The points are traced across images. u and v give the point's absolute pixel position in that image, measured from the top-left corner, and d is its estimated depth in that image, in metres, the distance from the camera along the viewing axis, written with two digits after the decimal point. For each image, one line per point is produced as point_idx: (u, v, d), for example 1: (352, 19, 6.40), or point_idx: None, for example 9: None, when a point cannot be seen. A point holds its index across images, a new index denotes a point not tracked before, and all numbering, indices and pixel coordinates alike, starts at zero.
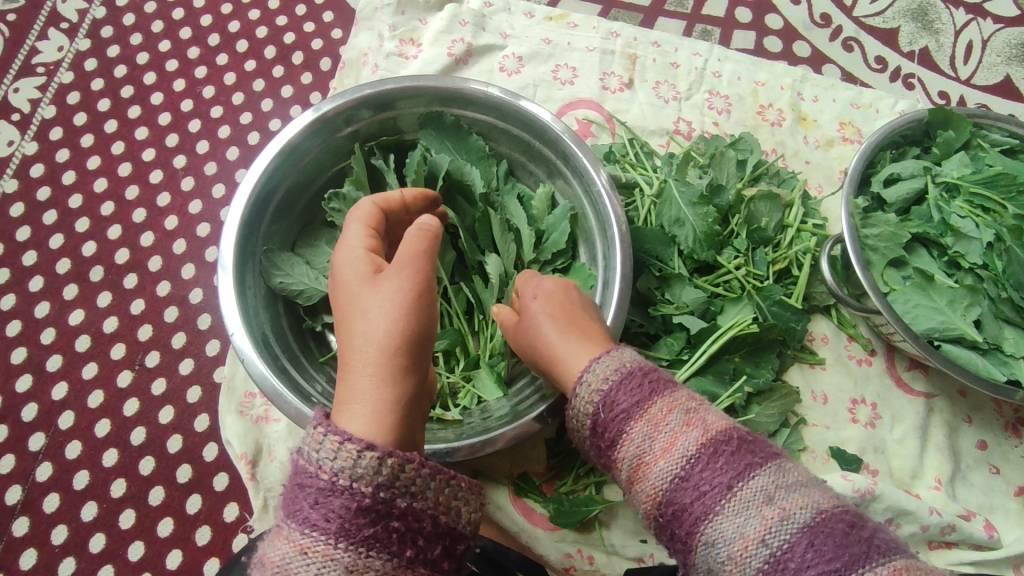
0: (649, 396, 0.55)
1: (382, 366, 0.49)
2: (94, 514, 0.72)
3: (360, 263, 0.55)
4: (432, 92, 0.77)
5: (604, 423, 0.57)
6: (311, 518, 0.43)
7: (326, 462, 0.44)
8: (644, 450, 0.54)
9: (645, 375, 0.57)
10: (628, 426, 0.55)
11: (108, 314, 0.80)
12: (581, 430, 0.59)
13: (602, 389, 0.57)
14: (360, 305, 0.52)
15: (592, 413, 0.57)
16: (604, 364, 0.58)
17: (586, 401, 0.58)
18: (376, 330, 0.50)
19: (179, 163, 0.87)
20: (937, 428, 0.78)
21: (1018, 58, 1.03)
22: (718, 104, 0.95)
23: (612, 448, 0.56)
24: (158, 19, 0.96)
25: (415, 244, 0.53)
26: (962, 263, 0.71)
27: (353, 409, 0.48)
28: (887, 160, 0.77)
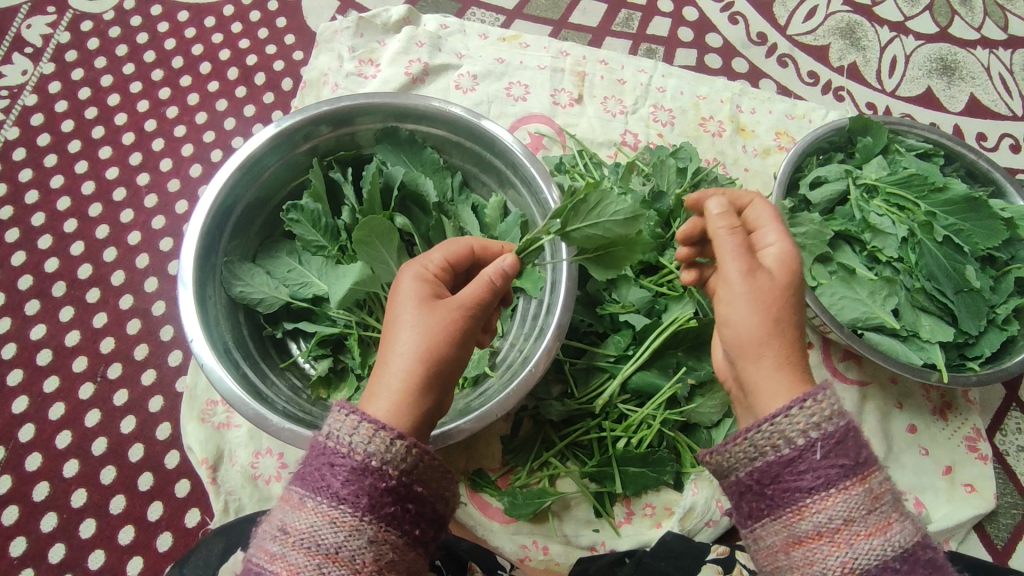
0: (868, 461, 0.51)
1: (412, 377, 0.52)
2: (54, 525, 0.72)
3: (422, 282, 0.57)
4: (387, 108, 0.81)
5: (801, 465, 0.51)
6: (341, 493, 0.48)
7: (360, 445, 0.49)
8: (856, 517, 0.49)
9: (849, 442, 0.51)
10: (840, 485, 0.50)
11: (70, 328, 0.81)
12: (741, 446, 0.53)
13: (811, 430, 0.51)
14: (406, 317, 0.54)
15: (786, 446, 0.51)
16: (819, 403, 0.51)
17: (793, 427, 0.51)
18: (415, 347, 0.53)
19: (142, 180, 0.90)
20: (870, 414, 0.83)
21: (938, 71, 1.11)
22: (662, 117, 1.01)
23: (791, 493, 0.50)
24: (123, 43, 0.99)
25: (480, 288, 0.55)
26: (881, 256, 0.77)
27: (377, 402, 0.52)
28: (813, 164, 0.83)
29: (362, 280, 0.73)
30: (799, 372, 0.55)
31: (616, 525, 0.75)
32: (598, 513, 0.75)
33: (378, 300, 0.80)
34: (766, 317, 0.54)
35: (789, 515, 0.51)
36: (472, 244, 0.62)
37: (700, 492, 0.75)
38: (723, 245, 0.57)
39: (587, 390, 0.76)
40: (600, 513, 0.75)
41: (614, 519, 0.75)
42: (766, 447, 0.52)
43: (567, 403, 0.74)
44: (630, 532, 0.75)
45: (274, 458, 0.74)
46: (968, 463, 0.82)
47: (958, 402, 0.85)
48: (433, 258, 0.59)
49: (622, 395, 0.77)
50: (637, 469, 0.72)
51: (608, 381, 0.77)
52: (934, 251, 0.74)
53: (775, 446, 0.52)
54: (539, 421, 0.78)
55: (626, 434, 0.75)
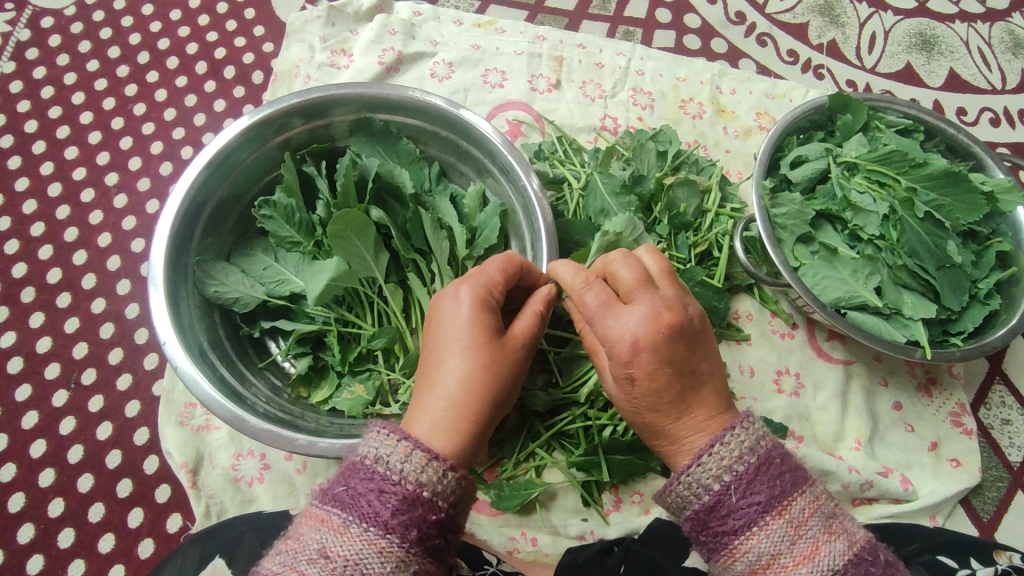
0: (787, 491, 0.53)
1: (466, 407, 0.54)
2: (32, 535, 0.71)
3: (480, 308, 0.58)
4: (360, 99, 0.80)
5: (722, 510, 0.53)
6: (392, 522, 0.48)
7: (412, 473, 0.49)
8: (781, 551, 0.51)
9: (768, 471, 0.53)
10: (762, 522, 0.52)
11: (41, 335, 0.79)
12: (671, 499, 0.56)
13: (723, 474, 0.54)
14: (459, 342, 0.56)
15: (705, 495, 0.54)
16: (726, 445, 0.54)
17: (705, 473, 0.54)
18: (469, 377, 0.55)
19: (111, 180, 0.88)
20: (856, 392, 0.83)
21: (917, 47, 1.10)
22: (642, 101, 1.00)
23: (720, 537, 0.53)
24: (86, 39, 0.96)
25: (531, 322, 0.60)
26: (862, 236, 0.76)
27: (426, 429, 0.53)
28: (793, 144, 0.82)
29: (339, 276, 0.72)
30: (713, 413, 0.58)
31: (605, 513, 0.75)
32: (585, 502, 0.74)
33: (357, 296, 0.79)
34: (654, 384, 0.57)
35: (726, 558, 0.53)
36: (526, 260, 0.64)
37: None
38: (586, 298, 0.57)
39: (571, 379, 0.75)
40: (588, 503, 0.74)
41: (602, 508, 0.75)
42: (689, 497, 0.55)
43: (552, 393, 0.73)
44: (618, 520, 0.74)
45: (255, 460, 0.72)
46: (953, 438, 0.82)
47: (942, 377, 0.85)
48: (493, 276, 0.59)
49: None
50: (623, 457, 0.72)
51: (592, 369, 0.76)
52: (915, 227, 0.74)
53: (695, 495, 0.54)
54: (524, 412, 0.76)
55: (611, 423, 0.74)
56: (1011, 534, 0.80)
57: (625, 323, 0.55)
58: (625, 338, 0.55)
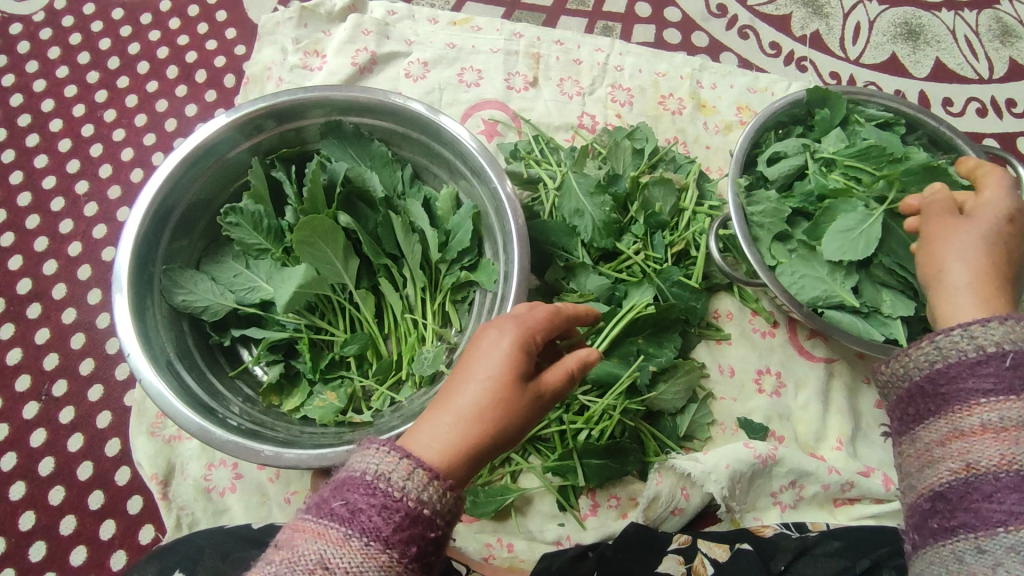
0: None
1: (471, 445, 0.46)
2: (3, 549, 0.71)
3: (524, 348, 0.49)
4: (329, 102, 0.78)
5: (985, 369, 0.49)
6: (393, 539, 0.42)
7: (415, 493, 0.43)
8: (1019, 425, 0.47)
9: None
10: (1011, 395, 0.48)
11: (12, 346, 0.78)
12: (923, 350, 0.52)
13: (1004, 343, 0.49)
14: (485, 377, 0.47)
15: (969, 350, 0.50)
16: (1019, 325, 0.50)
17: (988, 337, 0.50)
18: (483, 414, 0.47)
19: (81, 188, 0.87)
20: (837, 391, 0.82)
21: (902, 36, 1.08)
22: (621, 97, 0.99)
23: (956, 395, 0.50)
24: (55, 45, 0.95)
25: (563, 378, 0.51)
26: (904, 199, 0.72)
27: (428, 447, 0.46)
28: (771, 140, 0.81)
29: (308, 283, 0.71)
30: (1004, 302, 0.57)
31: (581, 518, 0.74)
32: (562, 507, 0.73)
33: (328, 302, 0.78)
34: (999, 245, 0.59)
35: (954, 414, 0.49)
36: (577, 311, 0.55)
37: (664, 481, 0.73)
38: (931, 198, 0.63)
39: None
40: (564, 508, 0.73)
41: (579, 513, 0.74)
42: (948, 352, 0.51)
43: None
44: (594, 524, 0.74)
45: (227, 469, 0.72)
46: None
47: None
48: (545, 317, 0.51)
49: (583, 386, 0.75)
50: (598, 461, 0.71)
51: None
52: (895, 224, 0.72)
53: (958, 350, 0.51)
54: None
55: (587, 427, 0.74)
56: None
57: (998, 185, 0.63)
58: (991, 209, 0.60)
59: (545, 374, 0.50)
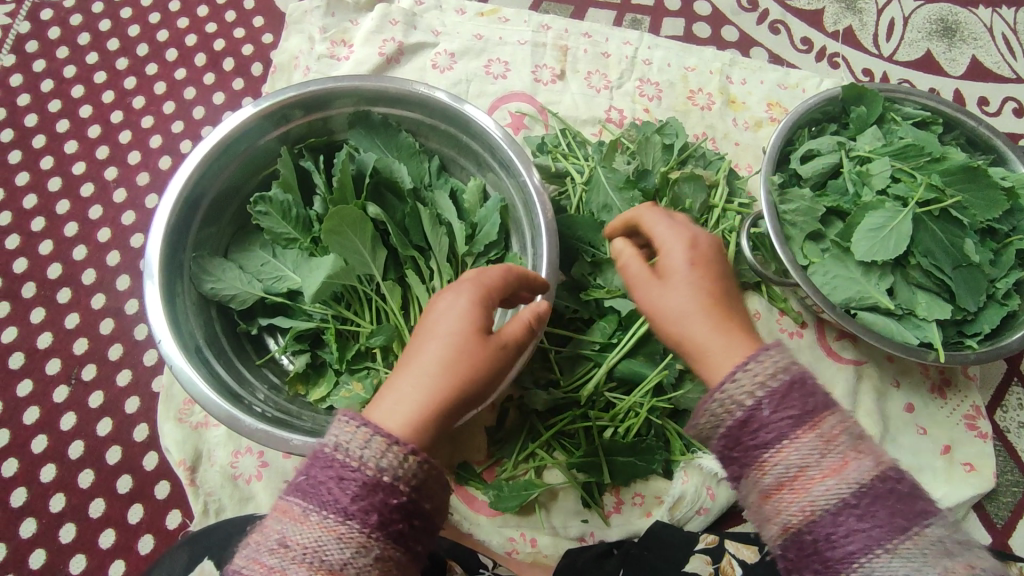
0: (819, 407, 0.49)
1: (436, 394, 0.51)
2: (34, 530, 0.71)
3: (477, 306, 0.54)
4: (358, 92, 0.78)
5: (755, 424, 0.49)
6: (351, 508, 0.45)
7: (372, 460, 0.46)
8: (810, 463, 0.47)
9: (804, 384, 0.49)
10: (792, 434, 0.48)
11: (42, 330, 0.79)
12: (717, 404, 0.50)
13: (756, 390, 0.49)
14: (445, 333, 0.53)
15: (738, 408, 0.49)
16: (762, 361, 0.50)
17: (759, 369, 0.49)
18: (445, 363, 0.52)
19: (110, 175, 0.87)
20: (866, 394, 0.81)
21: (938, 33, 1.06)
22: (649, 92, 0.97)
23: (752, 452, 0.49)
24: (85, 31, 0.95)
25: (520, 328, 0.56)
26: (942, 197, 0.72)
27: (390, 414, 0.50)
28: (805, 137, 0.79)
29: (336, 273, 0.71)
30: (741, 328, 0.54)
31: (606, 515, 0.74)
32: (586, 503, 0.73)
33: (355, 293, 0.78)
34: (708, 282, 0.55)
35: (757, 470, 0.49)
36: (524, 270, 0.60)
37: (689, 480, 0.73)
38: (629, 265, 0.58)
39: (573, 378, 0.74)
40: (588, 504, 0.73)
41: (603, 510, 0.73)
42: (722, 413, 0.50)
43: (553, 393, 0.73)
44: (619, 522, 0.73)
45: (254, 457, 0.72)
46: (967, 442, 0.80)
47: (957, 379, 0.82)
48: (494, 275, 0.56)
49: (608, 384, 0.75)
50: (625, 458, 0.71)
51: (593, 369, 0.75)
52: (931, 226, 0.71)
53: (728, 412, 0.50)
54: (524, 411, 0.75)
55: (613, 424, 0.73)
56: None
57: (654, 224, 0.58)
58: (672, 261, 0.56)
59: (502, 329, 0.55)
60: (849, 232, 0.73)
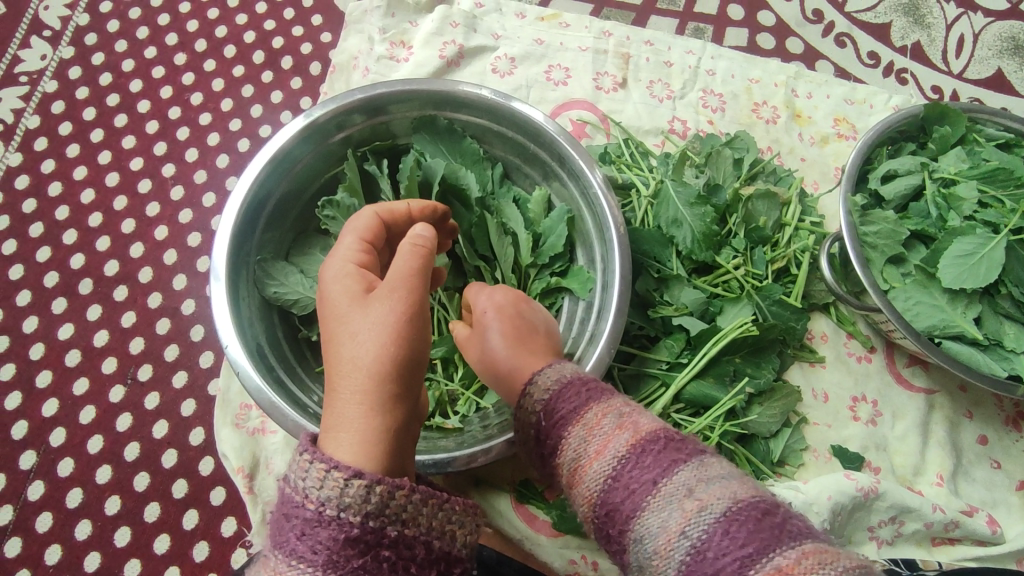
0: (590, 396, 0.52)
1: (366, 392, 0.46)
2: (88, 533, 0.70)
3: (348, 279, 0.51)
4: (425, 96, 0.76)
5: (547, 428, 0.53)
6: (300, 550, 0.43)
7: (312, 491, 0.43)
8: (582, 453, 0.50)
9: (583, 382, 0.54)
10: (562, 429, 0.52)
11: (98, 328, 0.78)
12: (523, 424, 0.55)
13: (543, 396, 0.54)
14: (349, 329, 0.48)
15: (537, 413, 0.54)
16: (546, 372, 0.55)
17: (543, 387, 0.54)
18: (359, 359, 0.47)
19: (168, 172, 0.86)
20: (938, 424, 0.78)
21: (1009, 51, 1.03)
22: (712, 103, 0.95)
23: (549, 455, 0.53)
24: (144, 26, 0.94)
25: (406, 264, 0.49)
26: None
27: (337, 443, 0.45)
28: (883, 156, 0.77)
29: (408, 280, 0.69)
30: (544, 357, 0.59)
31: None
32: None
33: None
34: (511, 323, 0.60)
35: (560, 473, 0.52)
36: (376, 216, 0.58)
37: None
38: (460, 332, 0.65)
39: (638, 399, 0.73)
40: None
41: None
42: (527, 426, 0.55)
43: None
44: None
45: None
46: None
47: None
48: (348, 243, 0.55)
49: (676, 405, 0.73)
50: None
51: (660, 390, 0.73)
52: None
53: (529, 422, 0.55)
54: None
55: None
56: None
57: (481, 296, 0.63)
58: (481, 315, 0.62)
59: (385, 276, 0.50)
60: (935, 257, 0.70)
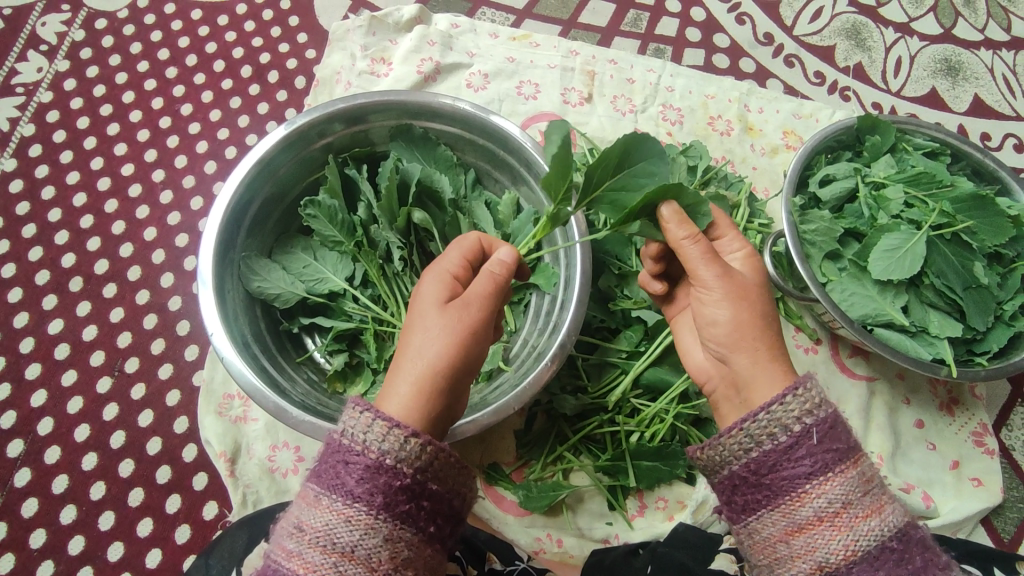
0: (856, 447, 0.55)
1: (428, 381, 0.54)
2: (73, 517, 0.73)
3: (448, 280, 0.58)
4: (401, 106, 0.82)
5: (798, 452, 0.54)
6: (357, 491, 0.50)
7: (373, 443, 0.50)
8: (852, 500, 0.53)
9: (841, 426, 0.55)
10: (835, 469, 0.53)
11: (87, 323, 0.82)
12: (736, 436, 0.56)
13: (804, 417, 0.54)
14: (422, 325, 0.56)
15: (783, 435, 0.55)
16: (809, 391, 0.55)
17: (789, 411, 0.55)
18: (430, 350, 0.54)
19: (157, 177, 0.91)
20: (878, 409, 0.84)
21: (942, 72, 1.12)
22: (671, 116, 1.03)
23: (789, 482, 0.54)
24: (137, 42, 1.00)
25: (487, 282, 0.57)
26: (954, 222, 0.76)
27: (395, 400, 0.53)
28: (823, 163, 0.84)
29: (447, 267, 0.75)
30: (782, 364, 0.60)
31: (629, 518, 0.76)
32: (611, 506, 0.76)
33: (393, 294, 0.80)
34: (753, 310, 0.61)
35: (789, 504, 0.54)
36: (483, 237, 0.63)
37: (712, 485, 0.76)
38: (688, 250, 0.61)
39: (601, 385, 0.78)
40: (613, 506, 0.76)
41: (627, 512, 0.76)
42: (762, 438, 0.55)
43: (581, 398, 0.75)
44: (642, 525, 0.76)
45: (291, 451, 0.74)
46: (975, 458, 0.83)
47: (965, 398, 0.86)
48: (450, 253, 0.60)
49: (635, 390, 0.78)
50: (649, 463, 0.73)
51: (620, 376, 0.78)
52: (943, 249, 0.76)
53: (771, 436, 0.55)
54: (552, 416, 0.78)
55: (639, 428, 0.76)
56: None
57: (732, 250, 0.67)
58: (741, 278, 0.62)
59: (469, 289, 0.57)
60: (866, 251, 0.77)
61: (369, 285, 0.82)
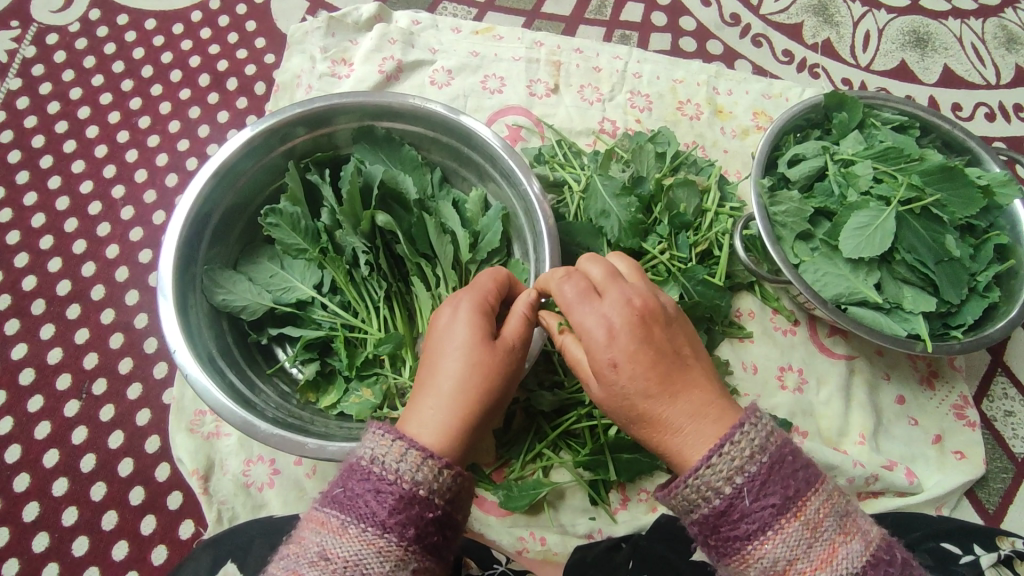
0: (800, 491, 0.50)
1: (461, 409, 0.55)
2: (46, 545, 0.72)
3: (478, 313, 0.59)
4: (362, 107, 0.80)
5: (733, 515, 0.50)
6: (389, 522, 0.49)
7: (408, 473, 0.50)
8: (799, 555, 0.49)
9: (775, 471, 0.50)
10: (776, 525, 0.49)
11: (52, 346, 0.80)
12: (676, 501, 0.52)
13: (734, 476, 0.50)
14: (458, 354, 0.57)
15: (715, 500, 0.50)
16: (738, 444, 0.51)
17: (716, 474, 0.50)
18: (467, 380, 0.55)
19: (118, 193, 0.89)
20: (859, 387, 0.84)
21: (911, 44, 1.11)
22: (639, 103, 1.01)
23: (732, 544, 0.51)
24: (90, 55, 0.97)
25: (520, 324, 0.60)
26: (923, 195, 0.76)
27: (424, 428, 0.53)
28: (790, 143, 0.83)
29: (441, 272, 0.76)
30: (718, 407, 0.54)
31: (613, 512, 0.76)
32: (593, 501, 0.75)
33: (361, 299, 0.78)
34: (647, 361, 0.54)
35: (738, 565, 0.51)
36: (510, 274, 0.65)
37: None
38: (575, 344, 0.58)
39: (577, 379, 0.76)
40: (595, 502, 0.75)
41: (610, 506, 0.75)
42: (697, 501, 0.51)
43: (557, 393, 0.74)
44: (626, 518, 0.75)
45: (266, 465, 0.73)
46: (956, 430, 0.83)
47: (944, 371, 0.86)
48: (488, 286, 0.61)
49: None
50: (630, 456, 0.72)
51: None
52: (914, 224, 0.75)
53: (704, 499, 0.51)
54: (530, 412, 0.77)
55: (617, 421, 0.75)
56: (1016, 525, 0.81)
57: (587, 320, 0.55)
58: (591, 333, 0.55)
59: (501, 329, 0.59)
60: (836, 231, 0.76)
61: (338, 292, 0.80)
